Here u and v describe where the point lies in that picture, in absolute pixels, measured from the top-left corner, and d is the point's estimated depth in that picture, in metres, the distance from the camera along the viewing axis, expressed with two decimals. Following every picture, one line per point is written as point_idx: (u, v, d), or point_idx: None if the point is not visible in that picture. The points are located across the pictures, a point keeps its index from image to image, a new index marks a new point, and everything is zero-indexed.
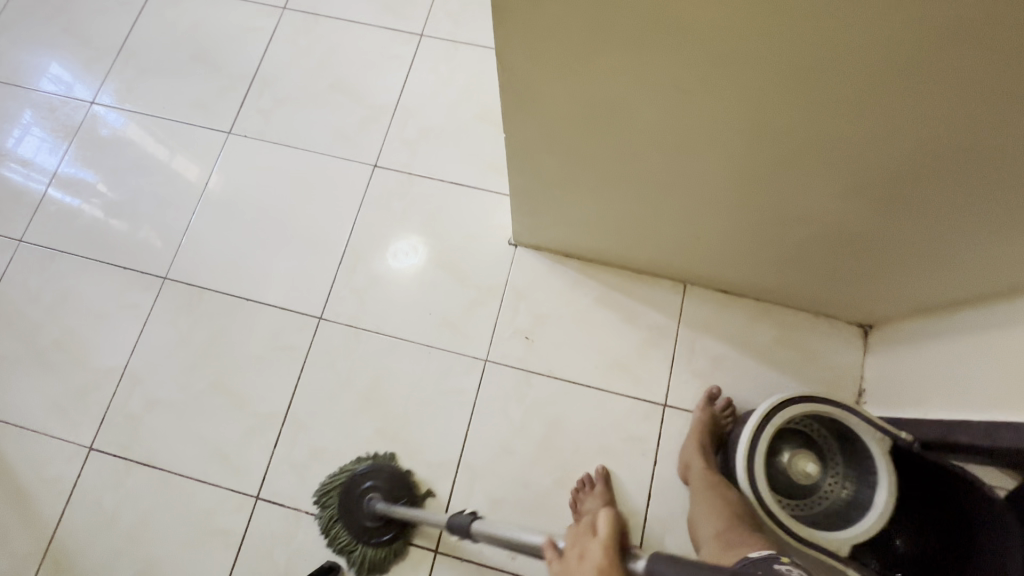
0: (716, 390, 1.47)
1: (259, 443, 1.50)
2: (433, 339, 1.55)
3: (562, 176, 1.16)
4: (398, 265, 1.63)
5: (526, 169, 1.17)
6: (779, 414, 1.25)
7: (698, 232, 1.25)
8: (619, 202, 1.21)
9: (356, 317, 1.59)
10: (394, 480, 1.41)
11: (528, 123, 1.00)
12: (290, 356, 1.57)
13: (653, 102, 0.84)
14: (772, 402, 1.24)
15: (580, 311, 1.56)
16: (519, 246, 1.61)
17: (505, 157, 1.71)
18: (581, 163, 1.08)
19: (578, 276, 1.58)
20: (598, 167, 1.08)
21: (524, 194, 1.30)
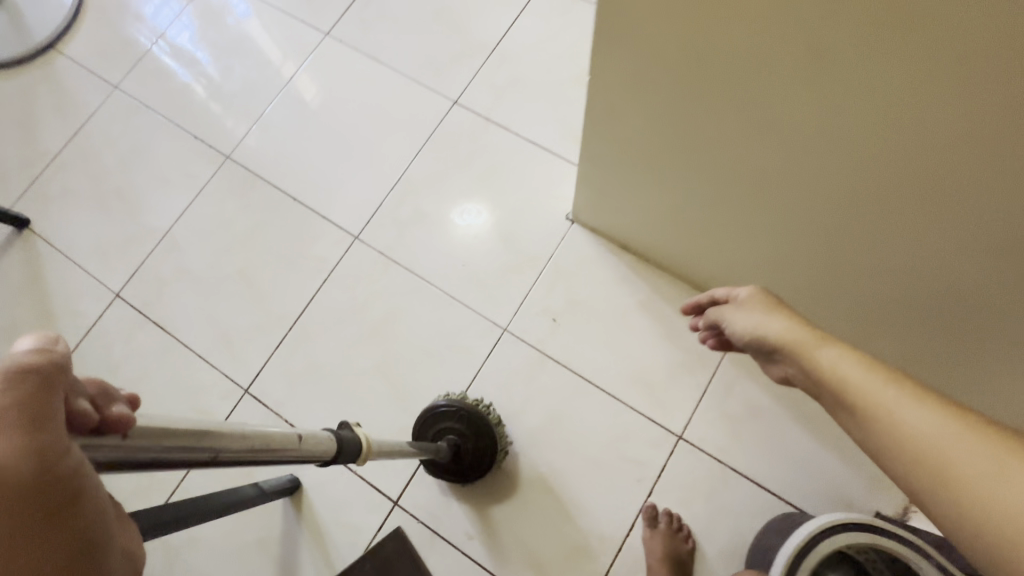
0: (650, 506, 1.27)
1: (263, 342, 1.49)
2: (458, 293, 1.47)
3: (641, 145, 1.02)
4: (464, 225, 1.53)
5: (604, 127, 1.04)
6: (813, 553, 1.02)
7: (809, 250, 0.99)
8: (697, 194, 1.05)
9: (390, 248, 1.53)
10: (440, 411, 1.32)
11: (616, 67, 0.87)
12: (317, 266, 1.54)
13: (773, 60, 0.68)
14: (804, 537, 1.01)
15: (620, 310, 1.42)
16: (578, 225, 1.48)
17: None
18: (667, 132, 0.94)
19: (628, 274, 1.44)
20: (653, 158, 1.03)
21: (604, 158, 1.14)
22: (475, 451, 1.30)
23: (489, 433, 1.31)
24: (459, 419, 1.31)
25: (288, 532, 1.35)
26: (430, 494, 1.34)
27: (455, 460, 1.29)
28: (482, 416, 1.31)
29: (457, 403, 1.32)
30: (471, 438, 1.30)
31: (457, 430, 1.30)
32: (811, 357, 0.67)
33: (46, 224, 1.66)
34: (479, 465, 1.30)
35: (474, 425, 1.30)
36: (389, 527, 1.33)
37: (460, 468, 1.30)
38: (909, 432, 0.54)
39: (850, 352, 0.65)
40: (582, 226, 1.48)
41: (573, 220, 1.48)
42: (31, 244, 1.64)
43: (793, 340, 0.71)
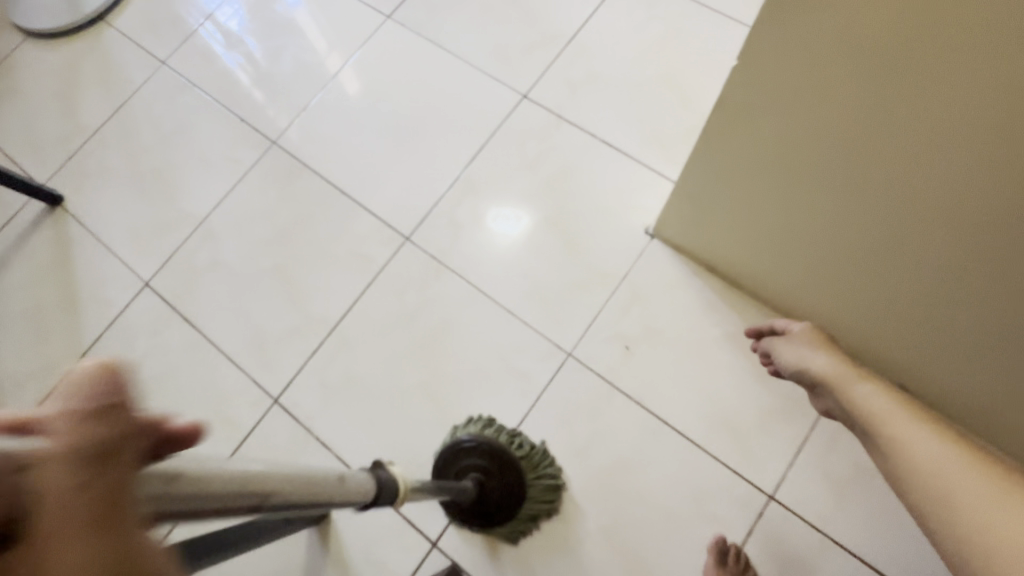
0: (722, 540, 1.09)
1: (298, 347, 1.35)
2: (518, 310, 1.30)
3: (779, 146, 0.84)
4: (499, 229, 1.37)
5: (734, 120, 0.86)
6: None
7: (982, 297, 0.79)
8: (838, 213, 0.86)
9: (444, 253, 1.37)
10: (461, 446, 1.17)
11: (784, 38, 0.69)
12: (362, 268, 1.39)
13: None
14: None
15: (705, 342, 1.23)
16: (659, 241, 1.31)
17: (675, 134, 1.39)
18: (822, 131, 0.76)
19: (715, 301, 1.26)
20: (740, 216, 1.05)
21: (721, 159, 0.96)
22: (504, 491, 1.14)
23: (518, 470, 1.15)
24: (483, 454, 1.16)
25: (312, 567, 1.19)
26: (474, 538, 1.17)
27: (480, 502, 1.13)
28: (509, 450, 1.16)
29: (480, 437, 1.17)
30: (498, 475, 1.14)
31: (482, 467, 1.15)
32: (848, 393, 0.82)
33: (79, 203, 1.56)
34: (509, 508, 1.13)
35: (501, 460, 1.15)
36: (425, 572, 1.16)
37: (487, 512, 1.14)
38: (907, 450, 0.71)
39: (882, 392, 0.79)
40: (665, 242, 1.30)
41: (653, 236, 1.31)
42: (63, 223, 1.54)
43: (840, 382, 0.85)
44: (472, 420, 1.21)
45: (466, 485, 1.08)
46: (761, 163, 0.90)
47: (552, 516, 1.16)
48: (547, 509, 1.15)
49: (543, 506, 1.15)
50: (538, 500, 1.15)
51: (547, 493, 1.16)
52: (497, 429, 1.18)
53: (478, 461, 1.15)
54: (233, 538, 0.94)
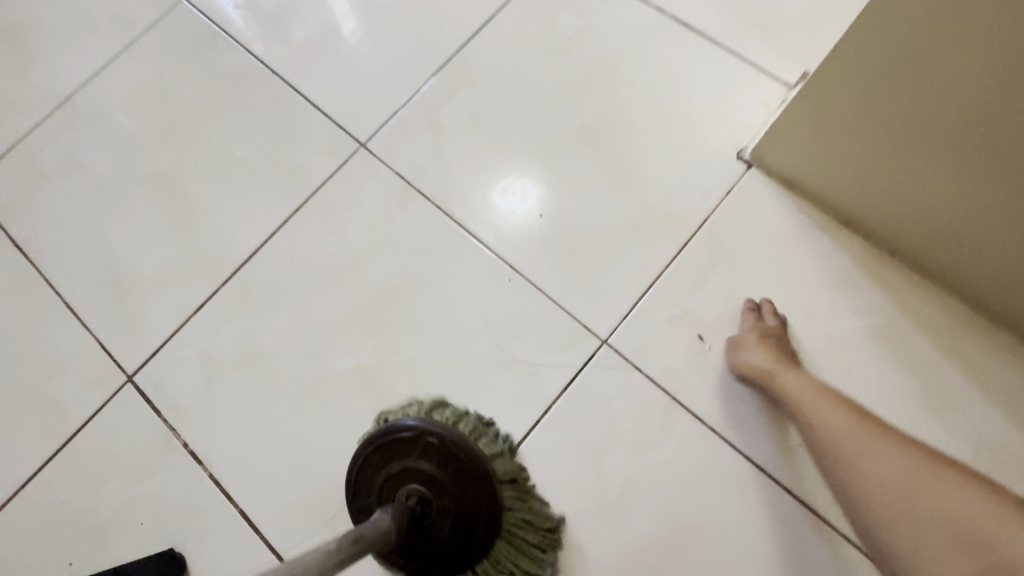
0: None
1: (175, 298, 0.85)
2: (527, 265, 0.80)
3: None
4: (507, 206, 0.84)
5: None
6: None
7: None
8: None
9: (418, 170, 0.87)
10: (393, 438, 0.68)
11: None
12: (289, 185, 0.89)
13: None
14: None
15: (835, 342, 0.73)
16: (762, 174, 0.81)
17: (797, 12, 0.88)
18: None
19: (854, 276, 0.75)
20: (826, 180, 0.75)
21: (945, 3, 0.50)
22: (466, 518, 0.66)
23: (490, 483, 0.67)
24: (430, 454, 0.67)
25: None
26: None
27: (425, 535, 0.65)
28: (474, 448, 0.67)
29: (425, 423, 0.68)
30: (454, 491, 0.66)
31: (426, 478, 0.66)
32: (776, 377, 0.67)
33: None
34: (475, 545, 0.66)
35: (459, 465, 0.66)
36: None
37: (436, 549, 0.66)
38: (834, 440, 0.58)
39: (809, 380, 0.66)
40: (770, 175, 0.81)
41: (752, 164, 0.81)
42: None
43: (765, 366, 0.68)
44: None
45: (402, 513, 0.60)
46: (815, 112, 0.70)
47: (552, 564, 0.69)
48: (540, 543, 0.69)
49: (533, 540, 0.68)
50: (523, 527, 0.69)
51: (539, 518, 0.69)
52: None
53: (421, 468, 0.66)
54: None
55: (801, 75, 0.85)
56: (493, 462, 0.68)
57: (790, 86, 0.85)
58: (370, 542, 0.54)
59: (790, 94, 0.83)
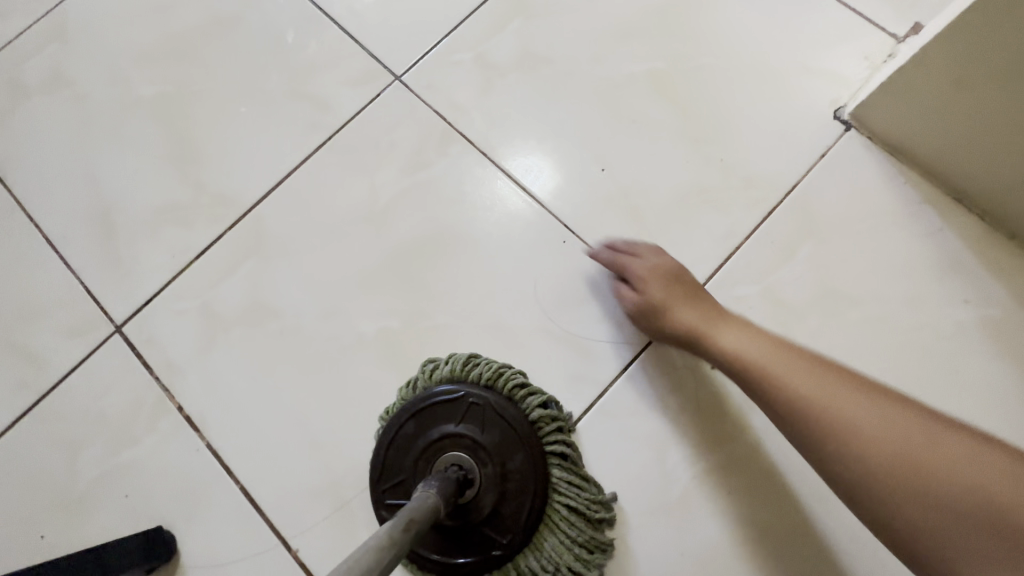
0: None
1: (175, 241, 0.74)
2: (584, 227, 0.70)
3: None
4: (536, 182, 0.72)
5: None
6: None
7: None
8: None
9: (461, 111, 0.76)
10: (430, 404, 0.61)
11: None
12: (310, 119, 0.77)
13: None
14: None
15: (940, 334, 0.64)
16: (862, 137, 0.70)
17: None
18: None
19: (965, 260, 0.65)
20: (952, 150, 0.64)
21: None
22: (510, 493, 0.58)
23: (539, 455, 0.59)
24: (473, 419, 0.60)
25: None
26: None
27: (463, 513, 0.57)
28: (522, 415, 0.60)
29: (468, 385, 0.61)
30: (500, 461, 0.58)
31: (468, 444, 0.59)
32: (712, 337, 0.58)
33: None
34: (519, 528, 0.57)
35: (506, 433, 0.59)
36: None
37: (475, 532, 0.58)
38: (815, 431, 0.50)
39: (753, 333, 0.58)
40: (872, 139, 0.69)
41: (852, 126, 0.70)
42: None
43: (696, 327, 0.59)
44: (454, 355, 0.64)
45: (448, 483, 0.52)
46: (962, 69, 0.57)
47: (604, 563, 0.59)
48: (593, 538, 0.59)
49: (584, 533, 0.59)
50: (574, 513, 0.59)
51: (591, 506, 0.60)
52: (501, 372, 0.62)
53: (463, 433, 0.59)
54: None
55: (913, 26, 0.72)
56: (543, 433, 0.60)
57: (899, 38, 0.73)
58: (415, 510, 0.46)
59: (900, 47, 0.71)
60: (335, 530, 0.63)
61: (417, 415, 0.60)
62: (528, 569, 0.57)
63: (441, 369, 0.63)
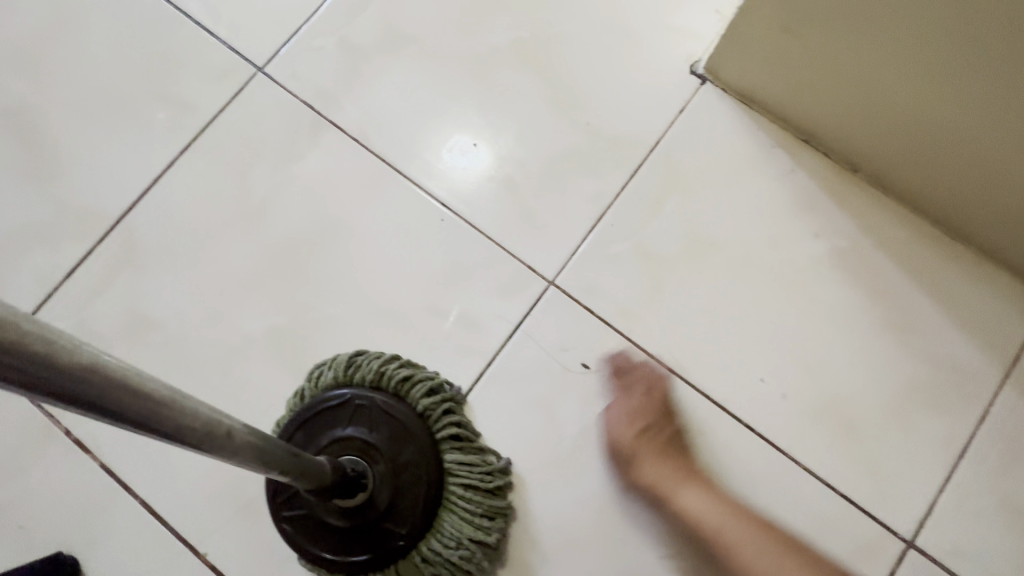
0: None
1: (41, 262, 0.71)
2: (461, 203, 0.70)
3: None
4: (465, 170, 0.72)
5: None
6: None
7: None
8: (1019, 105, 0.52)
9: (330, 97, 0.74)
10: (317, 413, 0.61)
11: None
12: (172, 121, 0.74)
13: None
14: None
15: (795, 268, 0.68)
16: (717, 89, 0.73)
17: None
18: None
19: (814, 197, 0.70)
20: (792, 95, 0.68)
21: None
22: (405, 484, 0.59)
23: (430, 444, 0.61)
24: (360, 420, 0.60)
25: None
26: None
27: (360, 511, 0.58)
28: (410, 409, 0.62)
29: (354, 389, 0.62)
30: (392, 456, 0.59)
31: (358, 445, 0.59)
32: (670, 501, 0.63)
33: None
34: (417, 516, 0.59)
35: (395, 428, 0.60)
36: None
37: (375, 526, 0.59)
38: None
39: (710, 497, 0.63)
40: (726, 90, 0.73)
41: (707, 79, 0.73)
42: None
43: (660, 483, 0.63)
44: (337, 359, 0.64)
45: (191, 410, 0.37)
46: (784, 16, 0.61)
47: (505, 528, 0.62)
48: (491, 506, 0.61)
49: (483, 504, 0.61)
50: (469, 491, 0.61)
51: (487, 478, 0.62)
52: (383, 371, 0.63)
53: (351, 435, 0.59)
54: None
55: None
56: (432, 423, 0.62)
57: None
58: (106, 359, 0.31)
59: None
60: (240, 528, 0.64)
61: (306, 425, 0.61)
62: (431, 552, 0.59)
63: (323, 379, 0.63)
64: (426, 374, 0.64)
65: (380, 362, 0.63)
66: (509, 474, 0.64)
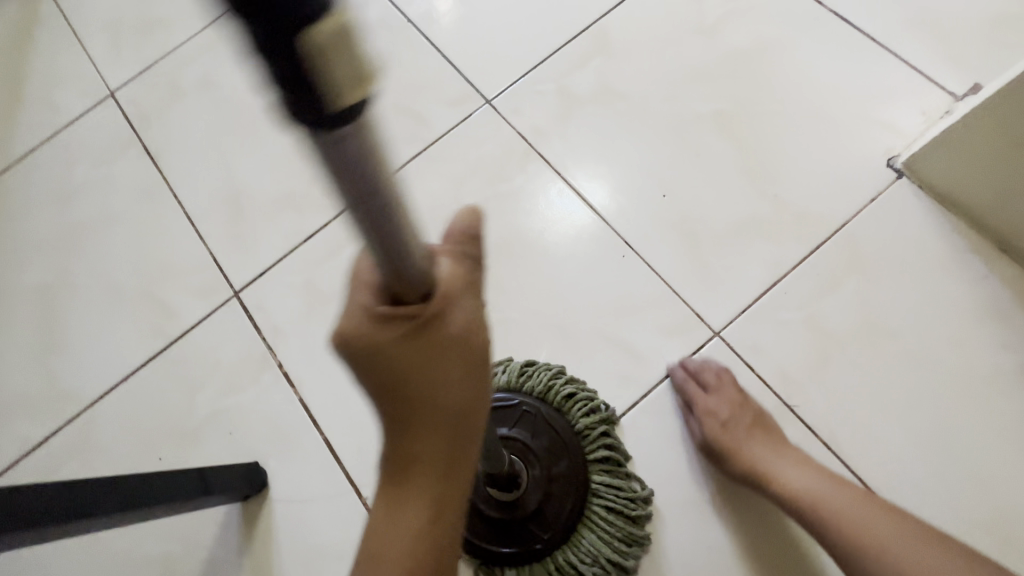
0: None
1: (289, 225, 0.87)
2: (642, 244, 0.78)
3: None
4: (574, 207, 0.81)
5: None
6: None
7: None
8: None
9: (542, 134, 0.86)
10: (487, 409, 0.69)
11: None
12: (410, 133, 0.89)
13: None
14: None
15: (975, 375, 0.67)
16: (913, 186, 0.75)
17: (976, 18, 0.81)
18: None
19: (1006, 310, 0.69)
20: (996, 205, 0.69)
21: None
22: (553, 493, 0.65)
23: (582, 463, 0.67)
24: (525, 425, 0.68)
25: (220, 562, 0.72)
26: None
27: (512, 506, 0.65)
28: (570, 425, 0.68)
29: (523, 395, 0.70)
30: (546, 464, 0.66)
31: (519, 447, 0.67)
32: (771, 480, 0.62)
33: None
34: (559, 526, 0.65)
35: (554, 440, 0.67)
36: None
37: (520, 524, 0.65)
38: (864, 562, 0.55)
39: (816, 474, 0.61)
40: (922, 188, 0.74)
41: (905, 174, 0.75)
42: None
43: (740, 412, 0.66)
44: (511, 365, 0.72)
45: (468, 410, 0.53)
46: (1004, 132, 0.63)
47: (640, 556, 0.65)
48: (630, 533, 0.65)
49: (623, 529, 0.65)
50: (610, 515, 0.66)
51: (630, 506, 0.66)
52: (552, 386, 0.70)
53: (515, 436, 0.67)
54: (80, 511, 0.49)
55: (972, 87, 0.77)
56: (587, 442, 0.68)
57: (957, 97, 0.78)
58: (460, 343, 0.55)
59: (958, 105, 0.76)
60: None
61: None
62: (567, 563, 0.64)
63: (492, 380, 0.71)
64: (587, 398, 0.70)
65: (549, 376, 0.70)
66: (648, 507, 0.67)
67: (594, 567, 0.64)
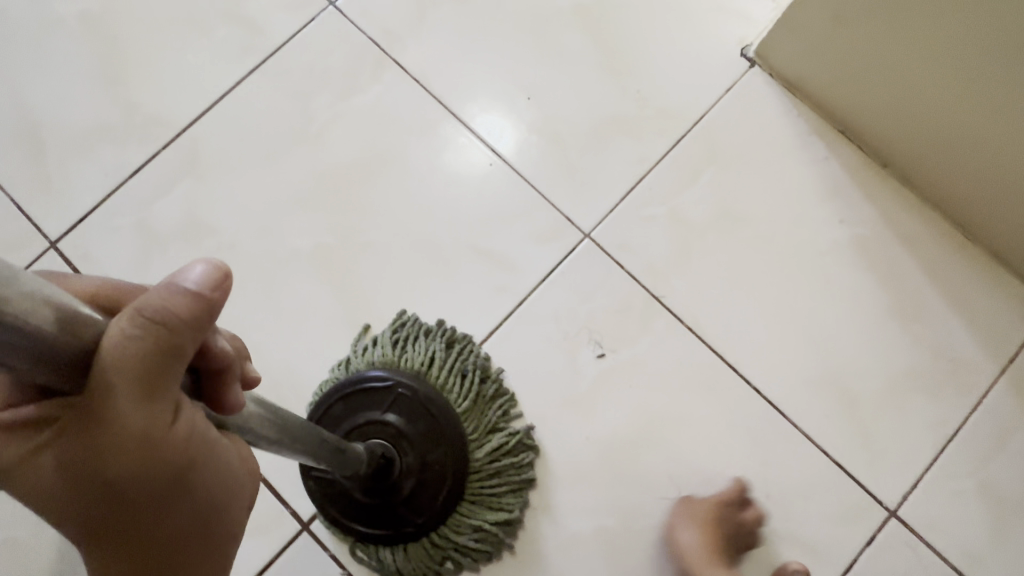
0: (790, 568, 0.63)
1: (109, 161, 0.75)
2: (509, 151, 0.74)
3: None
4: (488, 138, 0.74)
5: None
6: None
7: None
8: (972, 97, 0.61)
9: (396, 38, 0.78)
10: (359, 389, 0.64)
11: None
12: (243, 43, 0.78)
13: None
14: None
15: (816, 248, 0.72)
16: (764, 74, 0.76)
17: None
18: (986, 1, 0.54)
19: (843, 185, 0.74)
20: (834, 86, 0.72)
21: None
22: (429, 477, 0.62)
23: (462, 442, 0.63)
24: (400, 408, 0.63)
25: None
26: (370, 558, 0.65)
27: (383, 493, 0.61)
28: (450, 406, 0.64)
29: (398, 375, 0.64)
30: (422, 450, 0.62)
31: (392, 433, 0.62)
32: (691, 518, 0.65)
33: None
34: (435, 509, 0.62)
35: (432, 426, 0.63)
36: (286, 562, 0.65)
37: (392, 509, 0.62)
38: None
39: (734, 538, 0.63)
40: (772, 75, 0.76)
41: (756, 62, 0.76)
42: None
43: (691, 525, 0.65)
44: (383, 338, 0.68)
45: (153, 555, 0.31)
46: (835, 6, 0.65)
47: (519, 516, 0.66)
48: (508, 499, 0.65)
49: (504, 487, 0.65)
50: (490, 483, 0.65)
51: (511, 470, 0.66)
52: (433, 359, 0.66)
53: (389, 422, 0.62)
54: None
55: None
56: (466, 418, 0.65)
57: None
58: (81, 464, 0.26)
59: None
60: None
61: (343, 395, 0.64)
62: (443, 538, 0.63)
63: (366, 360, 0.67)
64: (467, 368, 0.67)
65: (427, 351, 0.67)
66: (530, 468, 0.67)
67: (473, 534, 0.64)
